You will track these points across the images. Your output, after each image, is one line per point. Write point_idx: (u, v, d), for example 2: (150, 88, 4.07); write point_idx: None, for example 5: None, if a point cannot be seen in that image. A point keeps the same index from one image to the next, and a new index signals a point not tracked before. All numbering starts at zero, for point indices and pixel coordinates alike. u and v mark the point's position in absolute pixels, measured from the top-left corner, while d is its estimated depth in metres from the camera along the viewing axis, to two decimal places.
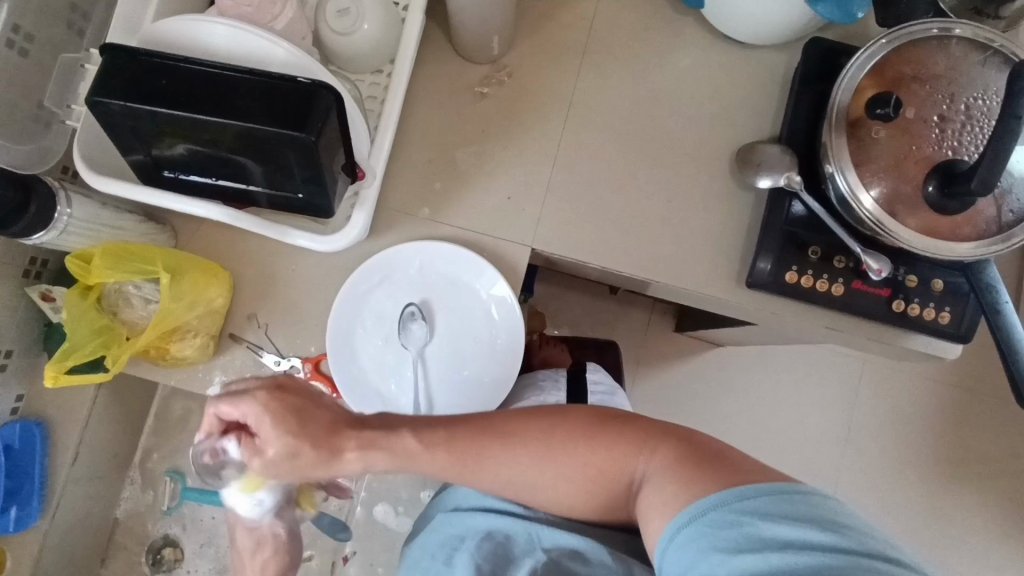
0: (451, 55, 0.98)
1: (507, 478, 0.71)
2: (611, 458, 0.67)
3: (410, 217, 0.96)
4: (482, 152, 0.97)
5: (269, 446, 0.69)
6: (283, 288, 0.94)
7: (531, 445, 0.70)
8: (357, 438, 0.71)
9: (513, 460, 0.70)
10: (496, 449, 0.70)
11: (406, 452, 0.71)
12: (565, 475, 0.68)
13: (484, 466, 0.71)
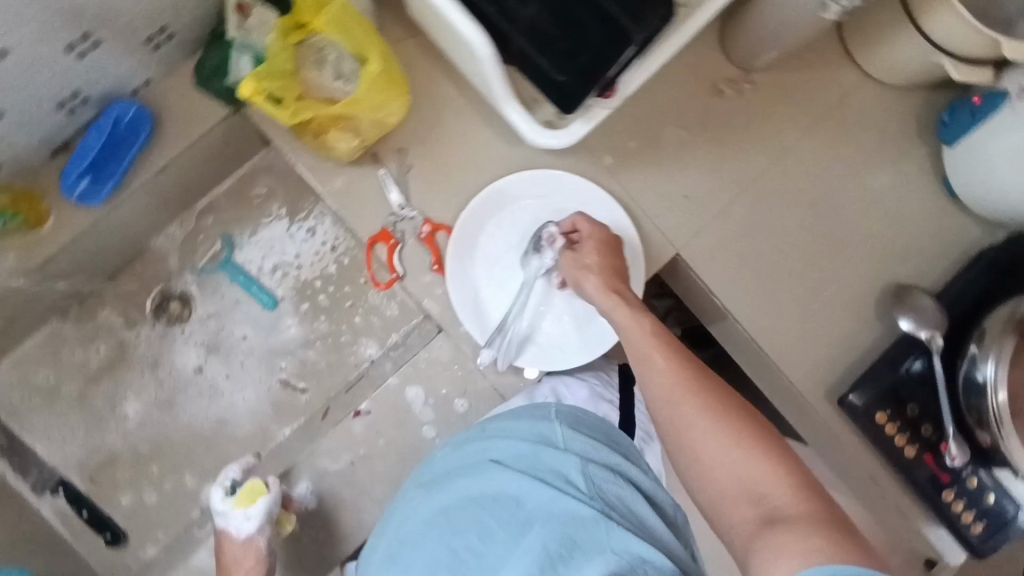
0: (714, 41, 0.96)
1: (682, 427, 0.70)
2: (769, 476, 0.64)
3: (589, 157, 0.94)
4: (686, 142, 0.95)
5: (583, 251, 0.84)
6: (447, 144, 0.91)
7: (718, 415, 0.69)
8: (622, 306, 0.80)
9: (696, 417, 0.70)
10: (690, 402, 0.71)
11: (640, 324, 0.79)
12: (727, 464, 0.66)
13: (667, 394, 0.72)
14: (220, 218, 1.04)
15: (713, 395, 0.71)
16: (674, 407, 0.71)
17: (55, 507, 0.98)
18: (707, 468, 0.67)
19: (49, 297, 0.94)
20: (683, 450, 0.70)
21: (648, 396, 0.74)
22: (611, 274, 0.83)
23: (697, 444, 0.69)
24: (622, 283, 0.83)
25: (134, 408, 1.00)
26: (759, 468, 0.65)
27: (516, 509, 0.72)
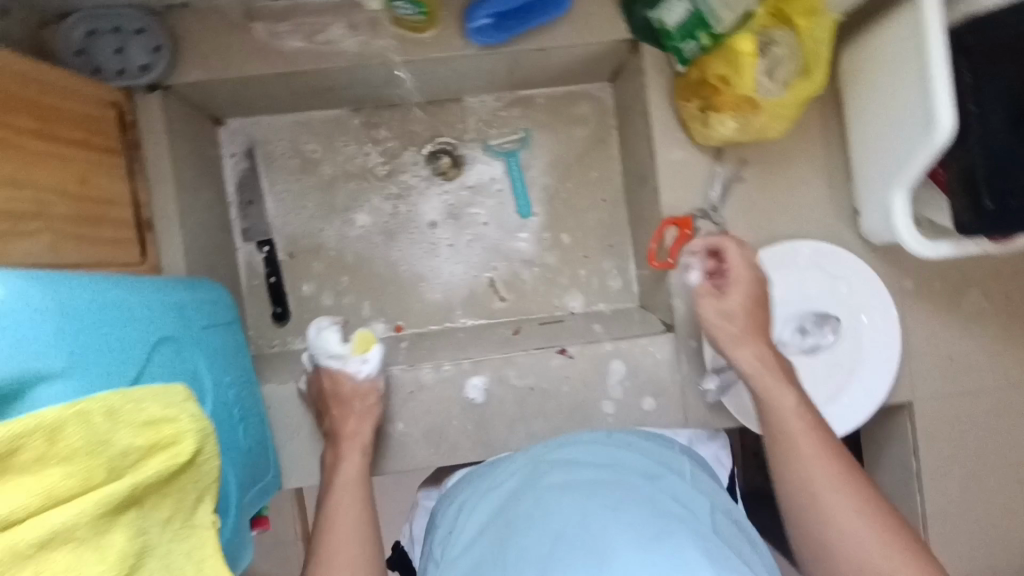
0: None
1: (807, 479, 0.69)
2: (890, 559, 0.62)
3: (892, 271, 0.92)
4: (981, 314, 0.92)
5: (731, 295, 0.83)
6: (782, 182, 0.91)
7: (843, 480, 0.68)
8: (770, 378, 0.78)
9: (826, 484, 0.68)
10: (822, 470, 0.69)
11: (775, 386, 0.77)
12: (846, 534, 0.65)
13: (802, 470, 0.70)
14: (526, 111, 1.04)
15: (834, 461, 0.70)
16: (808, 478, 0.69)
17: (248, 260, 1.02)
18: (832, 548, 0.65)
19: (361, 90, 0.96)
20: (800, 506, 0.69)
21: (780, 466, 0.72)
22: (759, 336, 0.82)
23: (822, 509, 0.67)
24: (768, 339, 0.82)
25: (363, 225, 1.03)
26: (881, 546, 0.63)
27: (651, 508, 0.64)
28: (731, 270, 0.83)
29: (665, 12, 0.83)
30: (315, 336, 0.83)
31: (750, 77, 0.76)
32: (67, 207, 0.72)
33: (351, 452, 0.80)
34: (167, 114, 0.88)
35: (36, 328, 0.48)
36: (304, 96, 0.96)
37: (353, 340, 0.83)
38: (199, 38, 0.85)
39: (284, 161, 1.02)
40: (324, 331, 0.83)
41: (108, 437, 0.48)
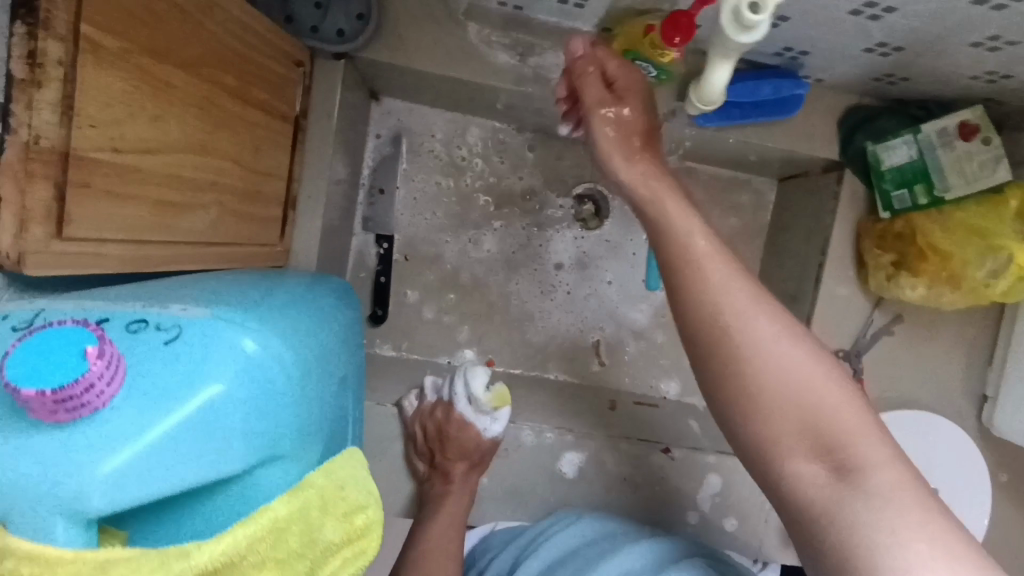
0: None
1: (768, 360, 0.47)
2: (840, 392, 0.47)
3: (997, 462, 0.92)
4: None
5: (629, 105, 0.62)
6: (929, 348, 0.89)
7: (787, 329, 0.48)
8: (657, 184, 0.58)
9: (765, 344, 0.47)
10: (748, 299, 0.49)
11: (617, 162, 0.61)
12: (796, 386, 0.47)
13: (733, 313, 0.49)
14: (686, 185, 0.99)
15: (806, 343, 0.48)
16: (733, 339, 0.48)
17: (360, 250, 0.94)
18: (769, 403, 0.47)
19: (540, 115, 0.89)
20: (733, 389, 0.48)
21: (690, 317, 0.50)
22: (655, 124, 0.63)
23: (757, 362, 0.47)
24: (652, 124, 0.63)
25: (487, 249, 0.97)
26: (825, 389, 0.47)
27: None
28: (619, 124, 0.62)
29: (888, 150, 0.79)
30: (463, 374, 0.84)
31: (971, 268, 0.75)
32: (237, 179, 0.64)
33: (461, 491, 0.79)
34: (342, 86, 0.79)
35: (275, 398, 0.42)
36: (479, 104, 0.88)
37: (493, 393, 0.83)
38: (405, 20, 0.76)
39: (427, 158, 0.94)
40: (473, 374, 0.84)
41: (318, 534, 0.41)
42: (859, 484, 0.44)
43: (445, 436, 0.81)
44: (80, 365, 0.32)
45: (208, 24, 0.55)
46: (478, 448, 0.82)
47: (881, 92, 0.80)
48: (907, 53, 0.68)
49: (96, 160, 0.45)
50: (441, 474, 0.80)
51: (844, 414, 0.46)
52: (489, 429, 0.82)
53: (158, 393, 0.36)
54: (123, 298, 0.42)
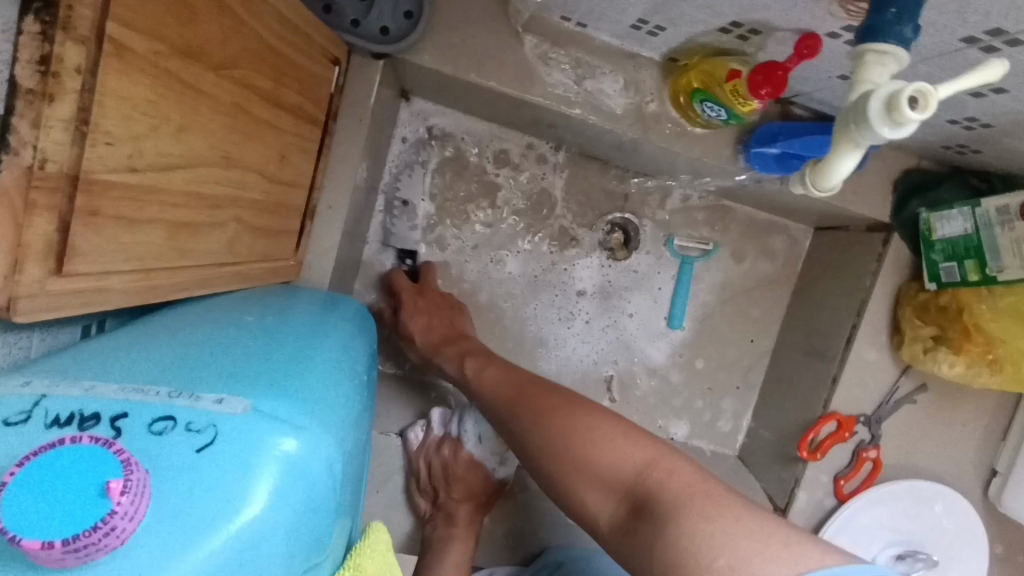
0: None
1: (542, 439, 0.61)
2: (611, 435, 0.57)
3: (996, 536, 0.92)
4: None
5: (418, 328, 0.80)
6: (947, 420, 0.87)
7: (542, 387, 0.66)
8: (427, 322, 0.80)
9: (521, 407, 0.65)
10: (519, 386, 0.68)
11: (386, 322, 0.83)
12: (579, 447, 0.57)
13: (525, 416, 0.64)
14: (720, 222, 0.94)
15: (543, 396, 0.65)
16: (489, 398, 0.70)
17: (371, 258, 0.87)
18: (577, 458, 0.57)
19: (582, 138, 0.83)
20: (533, 441, 0.62)
21: (496, 403, 0.69)
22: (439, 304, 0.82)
23: (550, 438, 0.60)
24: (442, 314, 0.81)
25: (506, 270, 0.90)
26: (586, 440, 0.57)
27: None
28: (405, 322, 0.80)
29: (941, 220, 0.75)
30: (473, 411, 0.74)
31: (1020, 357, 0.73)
32: (258, 192, 0.56)
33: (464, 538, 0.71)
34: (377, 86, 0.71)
35: (316, 499, 0.40)
36: (518, 119, 0.81)
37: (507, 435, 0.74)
38: (456, 22, 0.68)
39: (453, 168, 0.87)
40: (486, 413, 0.74)
41: None
42: (644, 500, 0.51)
43: (450, 476, 0.73)
44: (100, 506, 0.30)
45: (249, 19, 0.47)
46: (483, 488, 0.74)
47: (944, 158, 0.77)
48: (994, 129, 0.64)
49: (110, 180, 0.37)
50: (443, 516, 0.73)
51: (620, 444, 0.56)
52: (501, 472, 0.75)
53: (184, 514, 0.34)
54: (143, 383, 0.38)
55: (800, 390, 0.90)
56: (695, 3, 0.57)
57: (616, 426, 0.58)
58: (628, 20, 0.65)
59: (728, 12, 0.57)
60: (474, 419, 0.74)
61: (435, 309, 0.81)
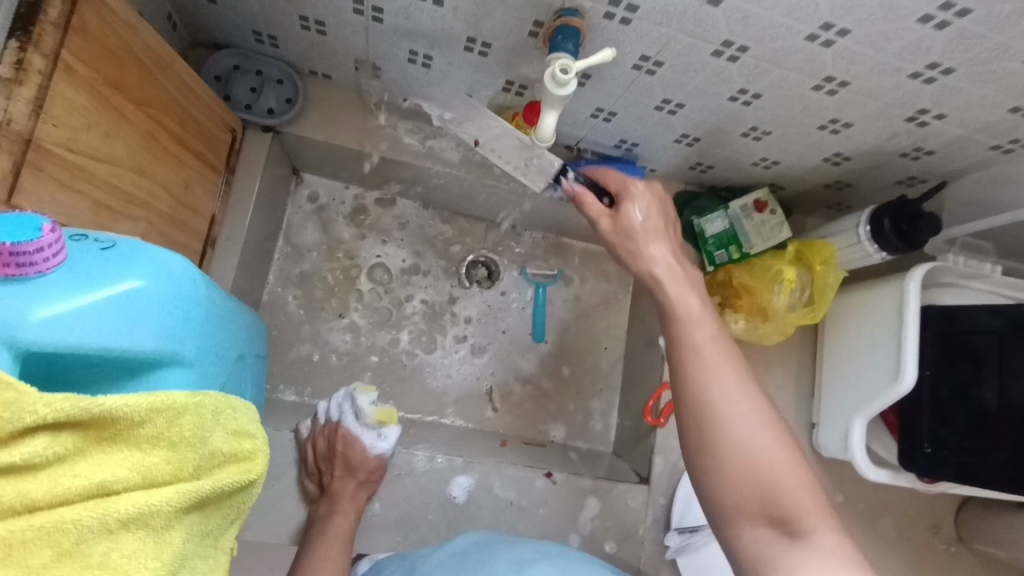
0: (952, 504, 1.13)
1: (741, 434, 0.61)
2: (791, 468, 0.60)
3: (829, 484, 1.07)
4: (887, 541, 1.09)
5: (652, 247, 0.73)
6: (760, 383, 1.06)
7: (744, 384, 0.63)
8: (652, 233, 0.74)
9: (726, 395, 0.62)
10: (729, 379, 0.63)
11: (625, 237, 0.75)
12: (765, 461, 0.60)
13: (737, 407, 0.61)
14: (563, 254, 1.18)
15: (756, 396, 0.63)
16: (707, 368, 0.63)
17: (271, 299, 1.05)
18: (729, 468, 0.61)
19: (438, 192, 1.08)
20: (700, 427, 0.62)
21: (680, 374, 0.65)
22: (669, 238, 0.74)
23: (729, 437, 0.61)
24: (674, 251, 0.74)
25: (392, 304, 1.09)
26: (783, 466, 0.60)
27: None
28: (643, 232, 0.74)
29: (708, 222, 1.00)
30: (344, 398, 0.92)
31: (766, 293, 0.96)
32: (165, 205, 0.75)
33: (346, 509, 0.84)
34: (267, 154, 0.94)
35: (191, 318, 0.51)
36: (387, 179, 1.06)
37: (377, 411, 0.92)
38: (325, 108, 0.95)
39: (340, 225, 1.10)
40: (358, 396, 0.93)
41: (207, 435, 0.48)
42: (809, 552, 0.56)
43: (335, 454, 0.88)
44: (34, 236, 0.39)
45: (161, 79, 0.70)
46: (368, 462, 0.88)
47: (699, 179, 1.05)
48: (704, 142, 0.92)
49: (51, 151, 0.56)
50: (333, 488, 0.85)
51: (802, 489, 0.59)
52: (379, 448, 0.89)
53: (87, 275, 0.43)
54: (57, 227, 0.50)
55: (643, 377, 1.08)
56: (478, 71, 0.85)
57: (799, 461, 0.61)
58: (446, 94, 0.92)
59: (501, 74, 0.84)
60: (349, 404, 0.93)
61: (667, 230, 0.75)
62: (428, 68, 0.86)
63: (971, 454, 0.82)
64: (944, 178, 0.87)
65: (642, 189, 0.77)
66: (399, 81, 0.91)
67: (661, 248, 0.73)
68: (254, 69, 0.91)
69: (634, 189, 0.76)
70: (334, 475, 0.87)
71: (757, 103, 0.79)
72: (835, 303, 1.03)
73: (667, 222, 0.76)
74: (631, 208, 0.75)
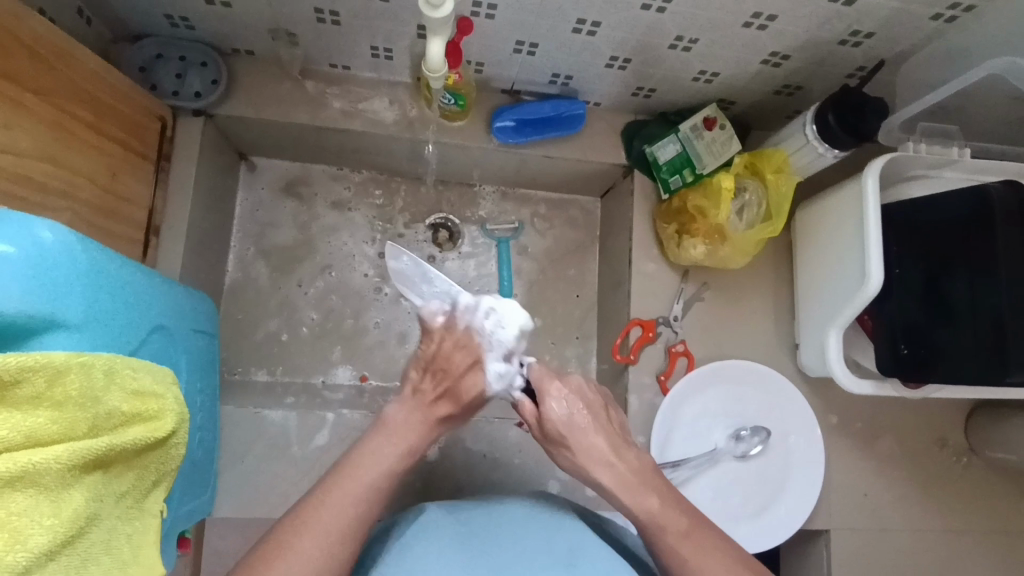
0: (957, 412, 1.07)
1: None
2: None
3: (821, 406, 1.03)
4: (891, 456, 1.04)
5: (592, 457, 0.68)
6: (735, 308, 1.03)
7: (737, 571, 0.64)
8: (581, 422, 0.69)
9: None
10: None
11: (559, 447, 0.70)
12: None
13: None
14: (523, 205, 1.17)
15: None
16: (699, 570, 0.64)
17: (234, 285, 1.07)
18: None
19: (384, 157, 1.07)
20: None
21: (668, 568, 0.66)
22: (607, 428, 0.70)
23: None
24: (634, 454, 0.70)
25: (354, 273, 1.10)
26: None
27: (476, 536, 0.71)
28: (571, 434, 0.69)
29: (660, 149, 0.97)
30: (461, 305, 0.73)
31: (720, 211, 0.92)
32: (94, 196, 0.75)
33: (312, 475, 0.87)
34: (202, 139, 0.95)
35: (66, 285, 0.52)
36: (329, 149, 1.06)
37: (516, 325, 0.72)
38: (253, 85, 0.95)
39: (295, 204, 1.11)
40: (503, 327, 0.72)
41: (100, 394, 0.49)
42: None
43: (445, 368, 0.72)
44: None
45: (62, 68, 0.70)
46: (461, 395, 0.72)
47: (646, 106, 1.01)
48: (635, 62, 0.89)
49: None
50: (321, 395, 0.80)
51: None
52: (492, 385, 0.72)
53: None
54: None
55: (615, 317, 1.06)
56: (388, 20, 0.84)
57: None
58: (367, 52, 0.91)
59: (410, 20, 0.83)
60: (489, 323, 0.72)
61: (598, 423, 0.69)
62: (339, 25, 0.86)
63: (947, 350, 0.78)
64: (884, 60, 0.82)
65: (560, 385, 0.70)
66: (318, 44, 0.91)
67: (597, 459, 0.68)
68: (177, 54, 0.92)
69: (541, 377, 0.71)
70: (415, 379, 0.74)
71: (670, 8, 0.76)
72: (801, 219, 0.98)
73: (596, 415, 0.70)
74: (548, 399, 0.69)
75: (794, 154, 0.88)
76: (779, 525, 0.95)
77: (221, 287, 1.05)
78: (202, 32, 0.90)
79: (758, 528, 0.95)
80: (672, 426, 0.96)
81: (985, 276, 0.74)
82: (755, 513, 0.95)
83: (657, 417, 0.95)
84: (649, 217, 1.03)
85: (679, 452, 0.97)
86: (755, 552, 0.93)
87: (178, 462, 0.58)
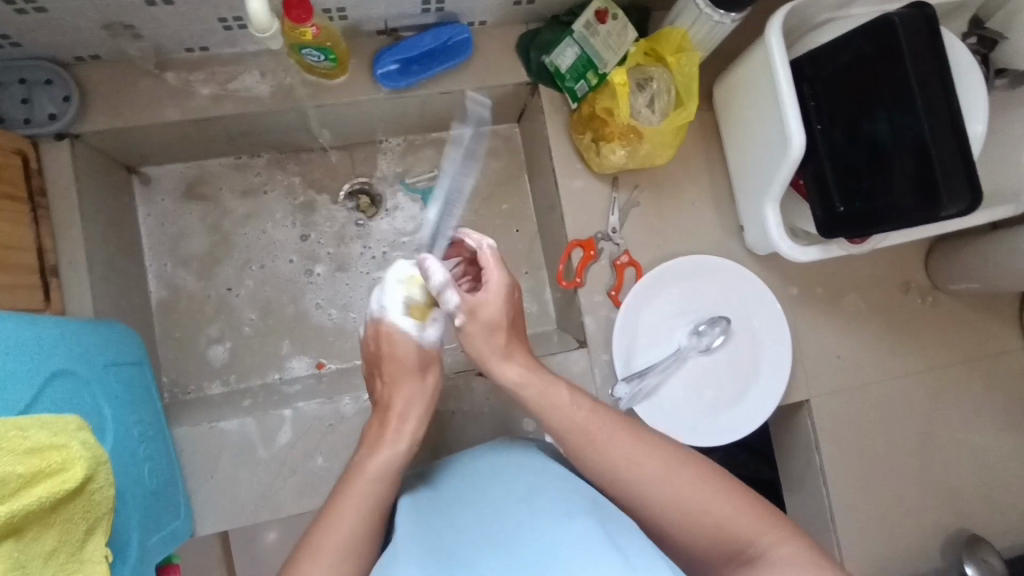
0: (914, 253, 1.05)
1: (674, 497, 0.64)
2: (721, 500, 0.64)
3: (778, 281, 1.01)
4: (857, 313, 1.03)
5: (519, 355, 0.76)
6: (673, 204, 0.99)
7: (676, 466, 0.66)
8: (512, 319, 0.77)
9: (667, 481, 0.65)
10: (658, 466, 0.66)
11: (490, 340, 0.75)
12: (706, 513, 0.63)
13: (667, 489, 0.65)
14: (439, 149, 1.11)
15: (686, 469, 0.66)
16: (628, 467, 0.67)
17: (161, 304, 1.02)
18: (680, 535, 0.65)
19: (277, 135, 1.01)
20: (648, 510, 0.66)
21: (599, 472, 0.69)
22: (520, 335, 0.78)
23: (670, 515, 0.65)
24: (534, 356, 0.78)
25: (283, 261, 1.06)
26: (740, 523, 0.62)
27: (478, 495, 0.68)
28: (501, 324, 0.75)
29: (558, 55, 0.90)
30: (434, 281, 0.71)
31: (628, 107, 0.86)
32: None
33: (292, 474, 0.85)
34: (76, 163, 0.88)
35: None
36: (218, 140, 0.99)
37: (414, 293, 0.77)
38: (112, 91, 0.88)
39: (203, 206, 1.05)
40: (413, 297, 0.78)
41: None
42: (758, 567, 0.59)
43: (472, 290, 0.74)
44: None
45: None
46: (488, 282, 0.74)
47: (534, 12, 0.94)
48: None
49: None
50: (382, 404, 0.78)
51: (730, 510, 0.63)
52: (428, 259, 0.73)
53: None
54: None
55: (556, 242, 1.03)
56: None
57: (732, 492, 0.64)
58: (217, 25, 0.84)
59: None
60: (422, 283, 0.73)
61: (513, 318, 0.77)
62: (172, 3, 0.78)
63: (882, 198, 0.75)
64: None
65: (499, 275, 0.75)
66: (161, 30, 0.83)
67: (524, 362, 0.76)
68: (16, 78, 0.84)
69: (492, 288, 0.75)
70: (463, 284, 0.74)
71: None
72: (721, 96, 0.93)
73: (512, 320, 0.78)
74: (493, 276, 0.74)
75: (691, 28, 0.83)
76: (757, 409, 0.94)
77: (149, 309, 1.01)
78: (31, 46, 0.82)
79: (736, 416, 0.94)
80: (631, 338, 0.94)
81: (907, 118, 0.71)
82: (730, 403, 0.95)
83: (614, 333, 0.93)
84: (565, 133, 0.98)
85: (643, 362, 0.95)
86: (735, 440, 0.93)
87: (110, 504, 0.56)
